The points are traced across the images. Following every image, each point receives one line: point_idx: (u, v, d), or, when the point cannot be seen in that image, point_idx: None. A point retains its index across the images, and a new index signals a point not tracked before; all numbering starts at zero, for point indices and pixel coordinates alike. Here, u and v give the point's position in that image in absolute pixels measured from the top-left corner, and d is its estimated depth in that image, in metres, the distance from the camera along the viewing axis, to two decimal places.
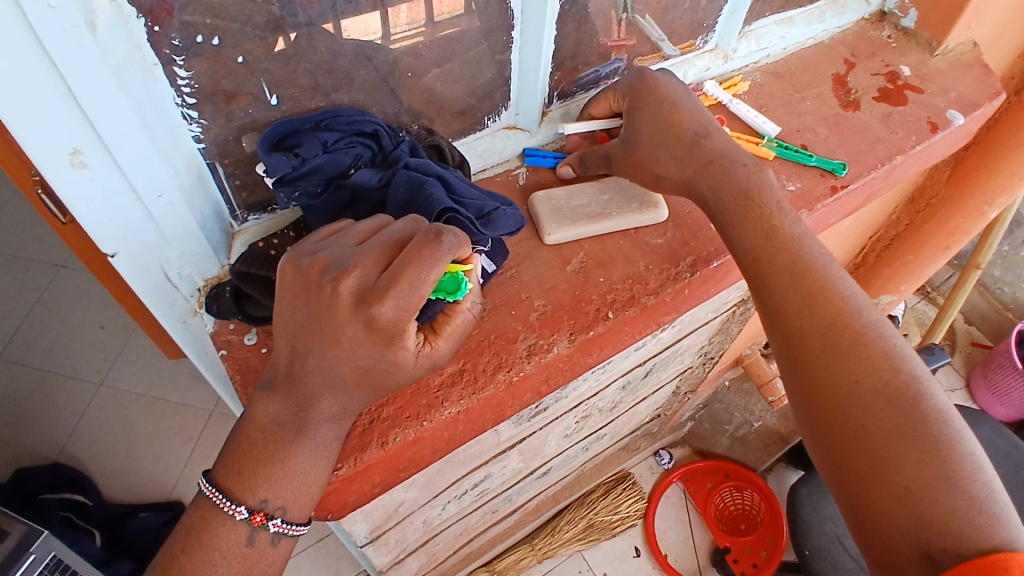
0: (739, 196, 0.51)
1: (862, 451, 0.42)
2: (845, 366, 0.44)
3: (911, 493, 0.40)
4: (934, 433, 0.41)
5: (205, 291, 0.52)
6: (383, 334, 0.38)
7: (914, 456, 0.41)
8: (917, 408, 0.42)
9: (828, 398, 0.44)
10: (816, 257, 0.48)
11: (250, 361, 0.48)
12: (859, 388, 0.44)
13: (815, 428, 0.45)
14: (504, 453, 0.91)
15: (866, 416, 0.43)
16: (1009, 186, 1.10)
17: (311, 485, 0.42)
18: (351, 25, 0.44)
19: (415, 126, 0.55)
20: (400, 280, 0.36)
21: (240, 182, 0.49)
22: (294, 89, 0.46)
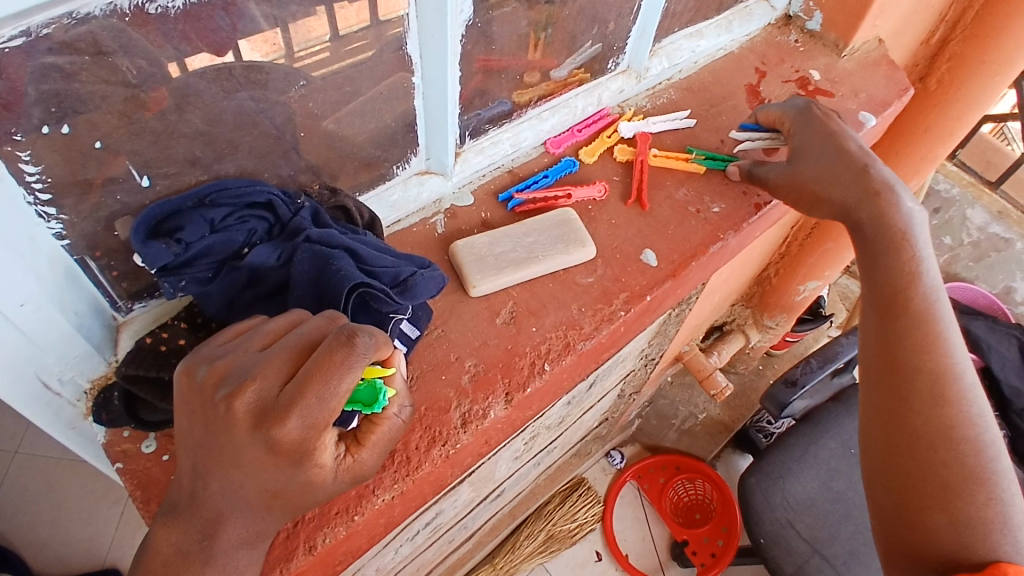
0: (897, 236, 0.56)
1: (934, 478, 0.51)
2: (944, 408, 0.52)
3: (966, 524, 0.49)
4: (995, 482, 0.50)
5: (93, 393, 0.47)
6: (286, 453, 0.34)
7: (977, 497, 0.49)
8: (985, 460, 0.51)
9: (916, 430, 0.53)
10: (940, 306, 0.56)
11: (151, 473, 0.43)
12: (945, 428, 0.52)
13: (892, 447, 0.54)
14: (455, 489, 0.87)
15: (945, 453, 0.51)
16: (920, 171, 1.14)
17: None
18: (248, 45, 0.39)
19: (315, 185, 0.51)
20: (301, 395, 0.33)
21: (118, 273, 0.43)
22: (170, 166, 0.40)
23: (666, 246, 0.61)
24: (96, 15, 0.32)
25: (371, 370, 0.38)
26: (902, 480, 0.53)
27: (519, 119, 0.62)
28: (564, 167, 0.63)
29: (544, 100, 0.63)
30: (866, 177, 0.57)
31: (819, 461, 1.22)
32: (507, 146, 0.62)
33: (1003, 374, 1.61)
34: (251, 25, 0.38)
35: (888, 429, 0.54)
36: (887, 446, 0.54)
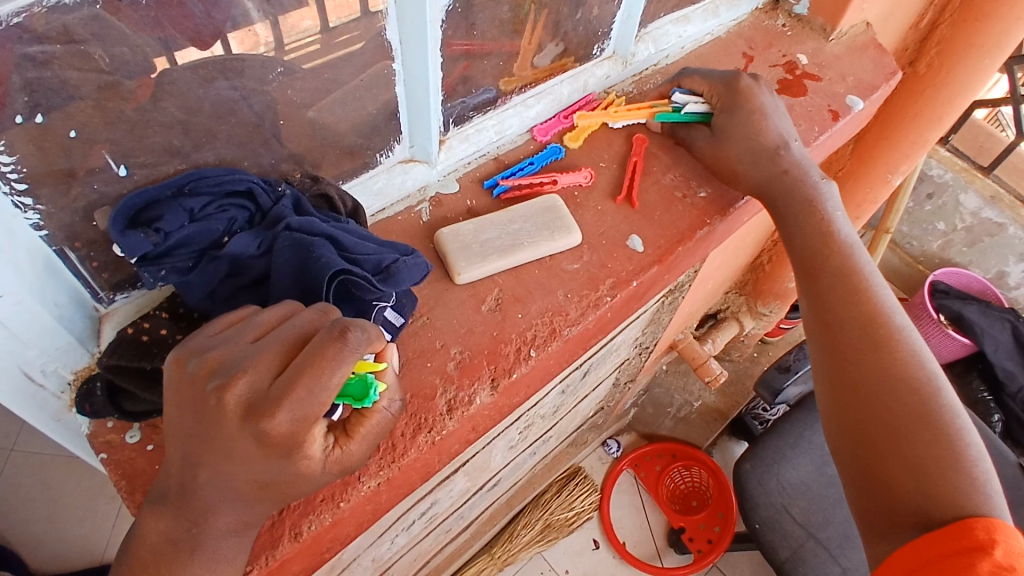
0: (805, 204, 0.61)
1: (884, 425, 0.53)
2: (879, 356, 0.55)
3: (920, 466, 0.51)
4: (943, 420, 0.52)
5: (77, 384, 0.46)
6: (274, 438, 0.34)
7: (926, 436, 0.52)
8: (932, 403, 0.53)
9: (857, 383, 0.56)
10: (862, 266, 0.60)
11: (135, 464, 0.43)
12: (888, 379, 0.55)
13: (841, 404, 0.57)
14: (449, 479, 0.87)
15: (887, 398, 0.54)
16: (912, 156, 1.14)
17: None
18: (238, 39, 0.39)
19: (298, 174, 0.51)
20: (300, 376, 0.33)
21: (98, 264, 0.43)
22: (147, 155, 0.40)
23: (652, 231, 0.61)
24: (66, 2, 0.32)
25: (363, 366, 0.38)
26: (862, 435, 0.55)
27: (503, 106, 0.62)
28: (551, 155, 0.63)
29: (529, 86, 0.63)
30: (776, 160, 0.61)
31: (813, 447, 1.23)
32: (491, 134, 0.62)
33: (995, 357, 1.65)
34: (235, 14, 0.38)
35: (839, 389, 0.57)
36: (843, 406, 0.57)
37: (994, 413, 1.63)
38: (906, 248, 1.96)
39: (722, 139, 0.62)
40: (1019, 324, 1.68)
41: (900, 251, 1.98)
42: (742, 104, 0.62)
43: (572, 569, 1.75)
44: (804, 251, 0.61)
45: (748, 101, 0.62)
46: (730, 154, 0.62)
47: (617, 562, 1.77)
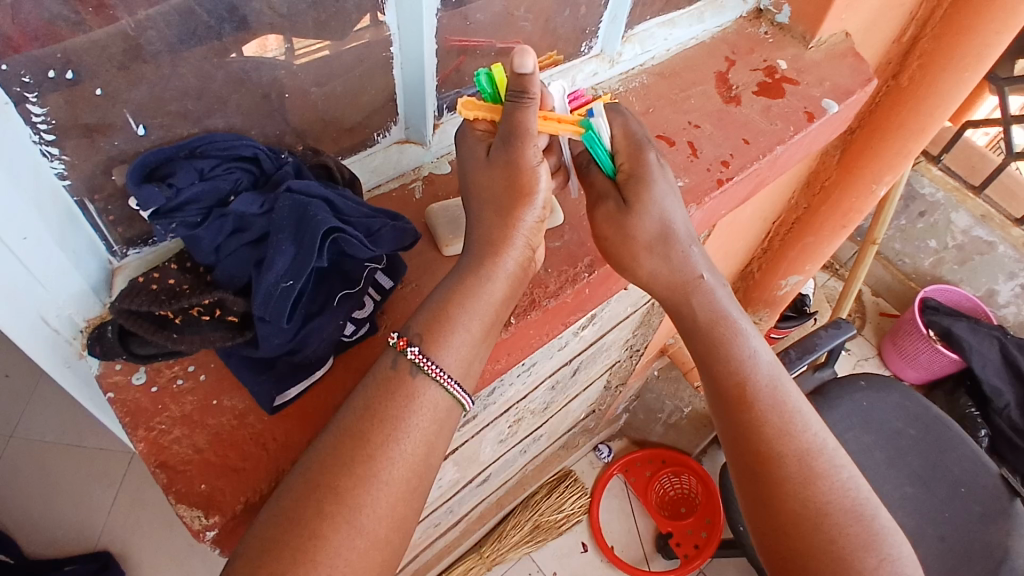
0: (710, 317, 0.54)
1: (822, 554, 0.49)
2: (812, 477, 0.51)
3: None
4: (878, 541, 0.50)
5: (88, 332, 0.50)
6: (378, 432, 0.43)
7: (868, 562, 0.49)
8: (855, 538, 0.50)
9: (790, 508, 0.50)
10: (768, 381, 0.54)
11: (140, 402, 0.48)
12: (809, 517, 0.50)
13: (773, 527, 0.51)
14: (439, 464, 0.91)
15: (826, 525, 0.50)
16: (894, 166, 1.18)
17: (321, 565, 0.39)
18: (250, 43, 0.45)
19: (300, 146, 0.55)
20: (403, 374, 0.45)
21: (114, 218, 0.47)
22: (163, 117, 0.44)
23: None
24: None
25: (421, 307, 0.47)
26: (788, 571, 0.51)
27: None
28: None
29: None
30: (672, 261, 0.54)
31: None
32: None
33: (982, 373, 1.69)
34: None
35: (755, 517, 0.53)
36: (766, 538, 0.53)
37: (981, 428, 1.67)
38: (898, 264, 1.99)
39: (631, 215, 0.52)
40: (1007, 341, 1.69)
41: (891, 267, 2.02)
42: (637, 184, 0.52)
43: (560, 571, 1.77)
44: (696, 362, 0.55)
45: (640, 186, 0.52)
46: (638, 233, 0.53)
47: (605, 565, 1.79)
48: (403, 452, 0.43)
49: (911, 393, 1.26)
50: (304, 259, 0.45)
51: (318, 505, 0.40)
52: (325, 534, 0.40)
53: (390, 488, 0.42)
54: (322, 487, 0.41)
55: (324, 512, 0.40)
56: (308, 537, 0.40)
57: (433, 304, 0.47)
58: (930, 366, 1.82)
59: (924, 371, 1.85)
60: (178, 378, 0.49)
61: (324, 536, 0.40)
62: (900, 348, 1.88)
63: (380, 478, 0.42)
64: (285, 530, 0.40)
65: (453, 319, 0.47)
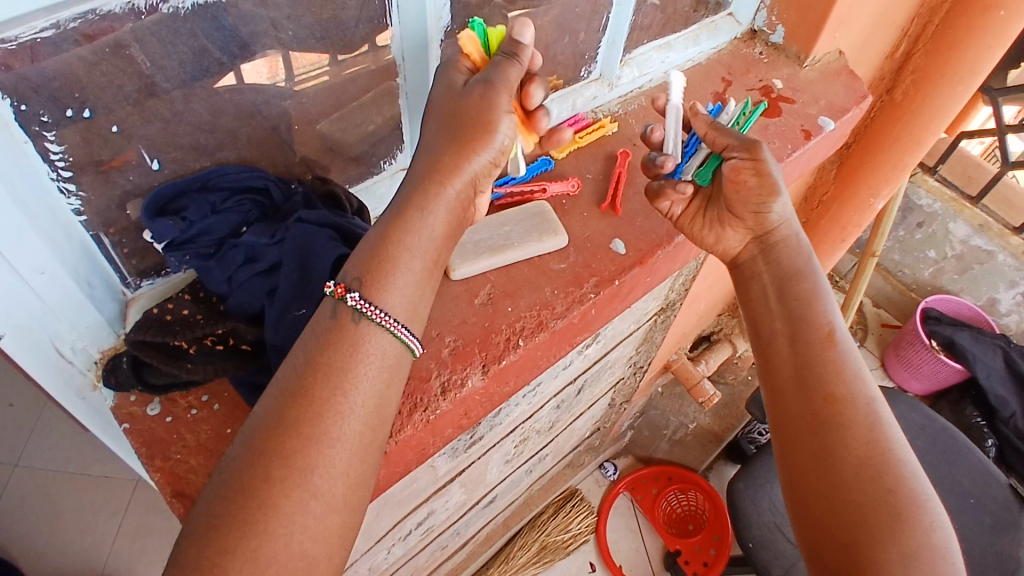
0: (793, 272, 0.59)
1: (870, 505, 0.49)
2: (867, 434, 0.52)
3: (913, 553, 0.47)
4: (928, 508, 0.49)
5: (102, 363, 0.51)
6: (320, 388, 0.42)
7: (920, 522, 0.48)
8: (905, 497, 0.49)
9: (843, 458, 0.51)
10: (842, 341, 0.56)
11: (154, 432, 0.48)
12: (865, 467, 0.50)
13: (824, 479, 0.51)
14: (446, 486, 0.91)
15: (876, 479, 0.50)
16: (891, 179, 1.19)
17: (280, 528, 0.39)
18: (250, 70, 0.45)
19: (308, 176, 0.56)
20: (344, 321, 0.44)
21: (128, 250, 0.48)
22: (176, 152, 0.45)
23: (634, 235, 0.65)
24: (115, 12, 0.37)
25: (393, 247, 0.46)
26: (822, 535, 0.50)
27: None
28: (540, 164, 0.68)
29: None
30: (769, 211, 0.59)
31: None
32: None
33: (988, 383, 1.69)
34: (252, 27, 0.43)
35: (797, 480, 0.53)
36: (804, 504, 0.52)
37: (987, 438, 1.69)
38: (898, 275, 2.00)
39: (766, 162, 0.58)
40: (1010, 349, 1.69)
41: (892, 278, 2.03)
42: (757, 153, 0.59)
43: None
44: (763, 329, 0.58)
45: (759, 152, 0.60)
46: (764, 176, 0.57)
47: None
48: (351, 404, 0.43)
49: (916, 404, 1.26)
50: (314, 288, 0.47)
51: (264, 470, 0.40)
52: (285, 508, 0.39)
53: (341, 444, 0.42)
54: (269, 449, 0.40)
55: (271, 474, 0.40)
56: (259, 503, 0.39)
57: (370, 244, 0.46)
58: (934, 376, 1.82)
59: (928, 382, 1.85)
60: (192, 407, 0.49)
61: (275, 499, 0.39)
62: (903, 358, 1.88)
63: (326, 434, 0.41)
64: (232, 499, 0.39)
65: (397, 256, 0.46)
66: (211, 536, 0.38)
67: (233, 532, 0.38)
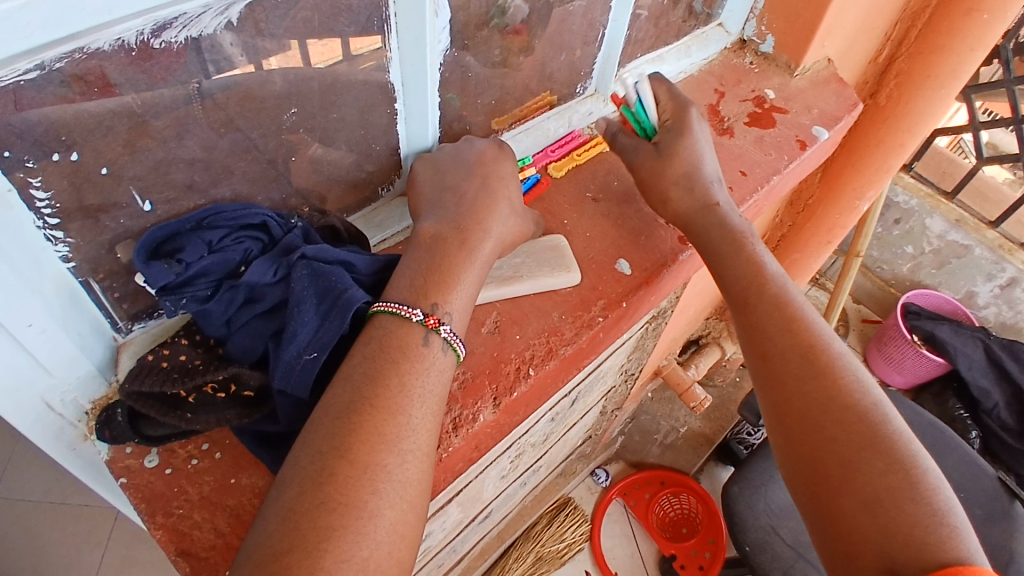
0: (731, 236, 0.59)
1: (829, 454, 0.48)
2: (821, 380, 0.50)
3: (875, 499, 0.45)
4: (894, 449, 0.47)
5: (94, 414, 0.48)
6: (394, 399, 0.41)
7: (878, 465, 0.46)
8: (863, 438, 0.48)
9: (800, 410, 0.50)
10: (792, 295, 0.56)
11: (154, 486, 0.46)
12: (819, 415, 0.49)
13: (788, 433, 0.51)
14: (445, 508, 0.88)
15: (832, 427, 0.49)
16: (876, 182, 1.20)
17: (370, 539, 0.37)
18: (247, 101, 0.43)
19: (305, 208, 0.53)
20: (414, 342, 0.44)
21: (119, 294, 0.45)
22: (168, 190, 0.43)
23: (638, 255, 0.64)
24: (104, 50, 0.35)
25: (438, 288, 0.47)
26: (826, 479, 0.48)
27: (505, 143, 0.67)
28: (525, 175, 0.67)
29: (519, 122, 0.67)
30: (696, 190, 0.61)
31: None
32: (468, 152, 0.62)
33: (970, 375, 1.71)
34: (248, 59, 0.41)
35: (784, 414, 0.51)
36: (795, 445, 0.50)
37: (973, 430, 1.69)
38: (878, 271, 2.02)
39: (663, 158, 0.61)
40: (991, 342, 1.73)
41: (871, 274, 2.05)
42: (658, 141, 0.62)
43: None
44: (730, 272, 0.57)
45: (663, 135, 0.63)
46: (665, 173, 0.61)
47: None
48: (421, 415, 0.42)
49: (907, 402, 1.27)
50: (327, 332, 0.44)
51: (353, 479, 0.37)
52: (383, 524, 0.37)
53: (417, 456, 0.41)
54: (360, 465, 0.38)
55: (356, 483, 0.37)
56: (361, 520, 0.37)
57: (423, 271, 0.47)
58: (917, 370, 1.83)
59: (910, 376, 1.87)
60: (192, 457, 0.47)
61: (364, 507, 0.37)
62: (886, 354, 1.90)
63: (404, 444, 0.40)
64: (324, 508, 0.36)
65: (452, 277, 0.48)
66: (295, 546, 0.35)
67: (327, 541, 0.35)
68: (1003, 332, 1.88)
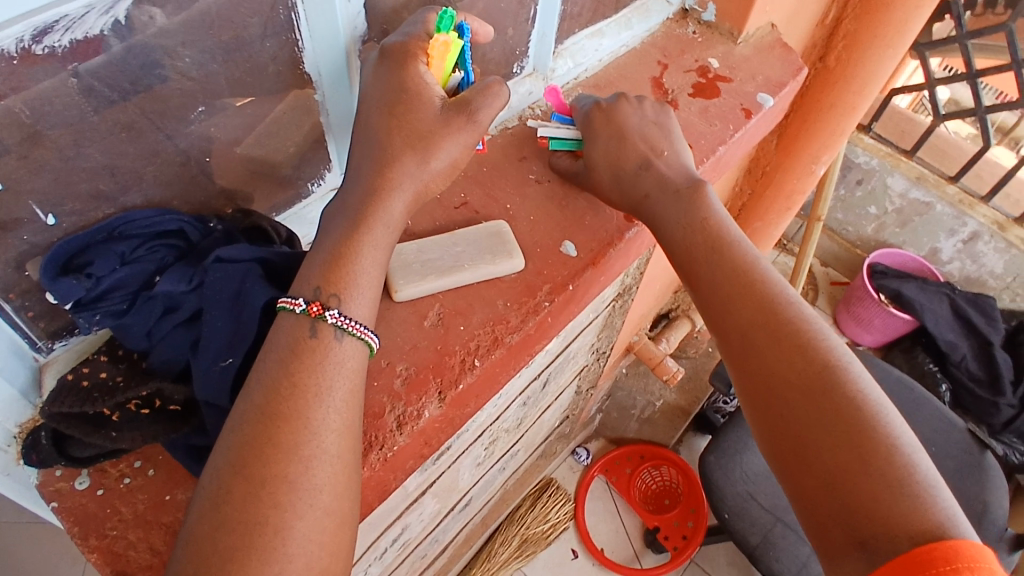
0: (680, 211, 0.57)
1: (787, 434, 0.47)
2: (774, 357, 0.49)
3: (832, 478, 0.44)
4: (854, 418, 0.45)
5: (22, 438, 0.46)
6: (294, 405, 0.40)
7: (835, 441, 0.45)
8: (818, 412, 0.46)
9: (757, 390, 0.50)
10: (742, 264, 0.54)
11: (87, 509, 0.44)
12: (773, 394, 0.48)
13: (753, 414, 0.50)
14: (417, 500, 0.88)
15: (788, 406, 0.48)
16: (830, 145, 1.20)
17: (281, 553, 0.37)
18: (149, 102, 0.41)
19: (230, 209, 0.52)
20: (302, 334, 0.42)
21: (34, 313, 0.43)
22: (74, 202, 0.41)
23: (584, 236, 0.63)
24: None
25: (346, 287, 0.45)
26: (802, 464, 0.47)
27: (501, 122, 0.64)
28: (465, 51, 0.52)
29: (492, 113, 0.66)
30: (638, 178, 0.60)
31: None
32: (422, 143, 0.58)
33: (937, 330, 1.74)
34: (144, 59, 0.39)
35: (746, 391, 0.51)
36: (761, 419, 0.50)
37: (942, 383, 1.72)
38: (843, 233, 2.04)
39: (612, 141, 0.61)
40: (956, 297, 1.76)
41: (837, 237, 2.07)
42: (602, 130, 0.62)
43: None
44: (683, 253, 0.56)
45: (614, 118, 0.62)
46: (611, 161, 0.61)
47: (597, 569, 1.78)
48: (330, 415, 0.41)
49: (873, 360, 1.28)
50: (241, 334, 0.43)
51: (251, 495, 0.37)
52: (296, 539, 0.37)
53: (326, 460, 0.40)
54: (257, 479, 0.38)
55: (257, 499, 0.37)
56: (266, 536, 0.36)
57: (325, 264, 0.45)
58: (885, 328, 1.85)
59: (880, 335, 1.89)
60: (125, 476, 0.45)
61: (267, 523, 0.37)
62: (854, 314, 1.92)
63: (308, 451, 0.39)
64: (225, 530, 0.36)
65: (355, 267, 0.45)
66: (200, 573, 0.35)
67: (233, 562, 0.36)
68: (967, 285, 1.91)
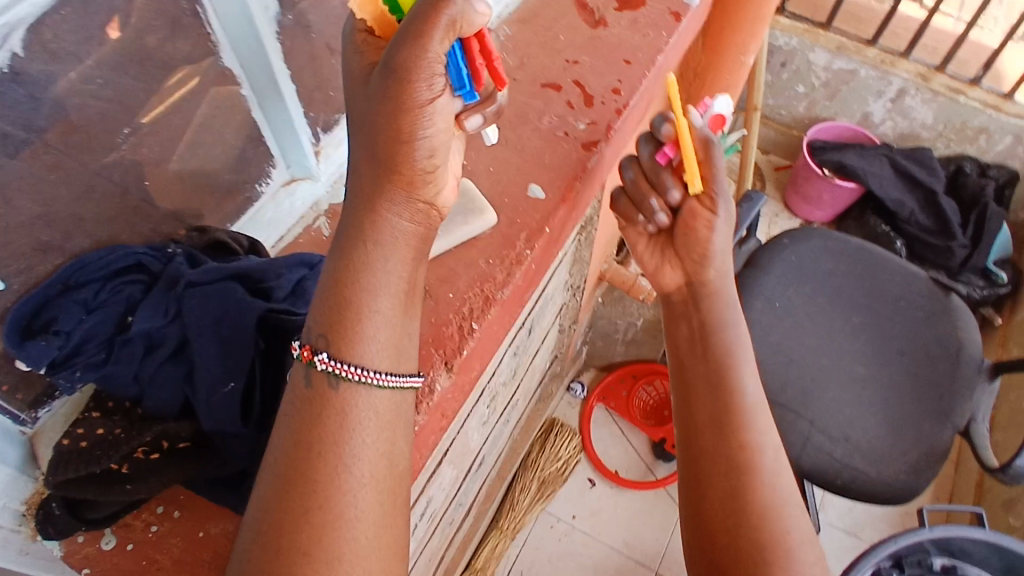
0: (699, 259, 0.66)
1: (699, 452, 0.59)
2: (711, 389, 0.61)
3: (730, 494, 0.56)
4: (752, 460, 0.57)
5: (31, 514, 0.44)
6: (318, 467, 0.39)
7: (732, 470, 0.57)
8: (738, 447, 0.58)
9: (693, 413, 0.61)
10: (728, 314, 0.64)
11: (121, 566, 0.43)
12: (706, 418, 0.60)
13: (681, 412, 0.63)
14: (437, 470, 0.88)
15: (711, 432, 0.59)
16: (755, 34, 1.20)
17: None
18: (66, 132, 0.37)
19: (182, 231, 0.49)
20: (302, 383, 0.41)
21: (8, 386, 0.40)
22: (16, 259, 0.38)
23: (548, 174, 0.62)
24: None
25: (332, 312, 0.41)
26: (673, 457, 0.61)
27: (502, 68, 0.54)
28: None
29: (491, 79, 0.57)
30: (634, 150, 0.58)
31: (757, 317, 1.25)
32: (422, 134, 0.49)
33: (882, 191, 1.79)
34: (49, 85, 0.35)
35: (682, 411, 0.63)
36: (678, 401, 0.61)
37: (897, 241, 1.78)
38: (778, 118, 2.07)
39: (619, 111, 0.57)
40: (894, 156, 1.81)
41: (773, 123, 2.10)
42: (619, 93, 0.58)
43: (579, 513, 1.81)
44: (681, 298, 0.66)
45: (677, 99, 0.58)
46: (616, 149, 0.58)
47: (616, 491, 1.84)
48: (361, 452, 0.40)
49: (833, 235, 1.31)
50: (237, 357, 0.42)
51: (295, 548, 0.37)
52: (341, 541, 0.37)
53: (365, 489, 0.39)
54: (298, 548, 0.37)
55: (310, 558, 0.38)
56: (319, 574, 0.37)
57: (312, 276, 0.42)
58: (835, 202, 1.90)
59: (830, 209, 1.93)
60: (152, 523, 0.44)
61: (321, 566, 0.38)
62: (803, 193, 1.95)
63: (348, 481, 0.39)
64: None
65: (330, 274, 0.42)
66: None
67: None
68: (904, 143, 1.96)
